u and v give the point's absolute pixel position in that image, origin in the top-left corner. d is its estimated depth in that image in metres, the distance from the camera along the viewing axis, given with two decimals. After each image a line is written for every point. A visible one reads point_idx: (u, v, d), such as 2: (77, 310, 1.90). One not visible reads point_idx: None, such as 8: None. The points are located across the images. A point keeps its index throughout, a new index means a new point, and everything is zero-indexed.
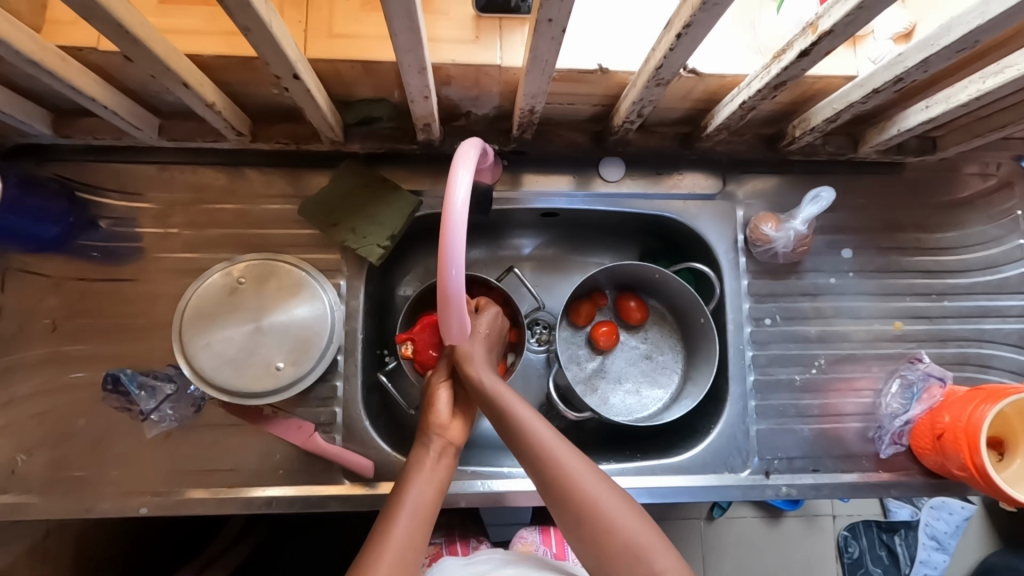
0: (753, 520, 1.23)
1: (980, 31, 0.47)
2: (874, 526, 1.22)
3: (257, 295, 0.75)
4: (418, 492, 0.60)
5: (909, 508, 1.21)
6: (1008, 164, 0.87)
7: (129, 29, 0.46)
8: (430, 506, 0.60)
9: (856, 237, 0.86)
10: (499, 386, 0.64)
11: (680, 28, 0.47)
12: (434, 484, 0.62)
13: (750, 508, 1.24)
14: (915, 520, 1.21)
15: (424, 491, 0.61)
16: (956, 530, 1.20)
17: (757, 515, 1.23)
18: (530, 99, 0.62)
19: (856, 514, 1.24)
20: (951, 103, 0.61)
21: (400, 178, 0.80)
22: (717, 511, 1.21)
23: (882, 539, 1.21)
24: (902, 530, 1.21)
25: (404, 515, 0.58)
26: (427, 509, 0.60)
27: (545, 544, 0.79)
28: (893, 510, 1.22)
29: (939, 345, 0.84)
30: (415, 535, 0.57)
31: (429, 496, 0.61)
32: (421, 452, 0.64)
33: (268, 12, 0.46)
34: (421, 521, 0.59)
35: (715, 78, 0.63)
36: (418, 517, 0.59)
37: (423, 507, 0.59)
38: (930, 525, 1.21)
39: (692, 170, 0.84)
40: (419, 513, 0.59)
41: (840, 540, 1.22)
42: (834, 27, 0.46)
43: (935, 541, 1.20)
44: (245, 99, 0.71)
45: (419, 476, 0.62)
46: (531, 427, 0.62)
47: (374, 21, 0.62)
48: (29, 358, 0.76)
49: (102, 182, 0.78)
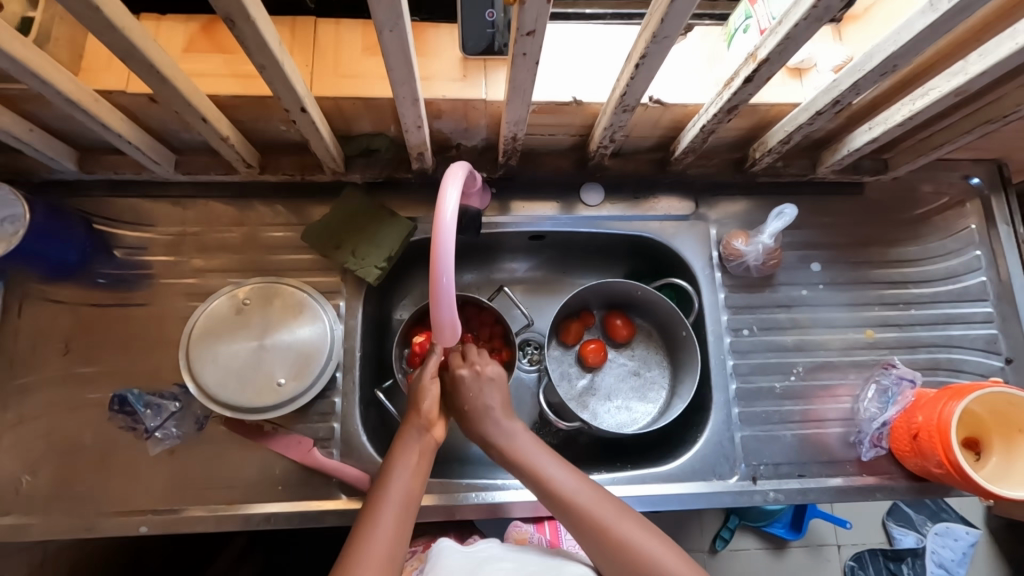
0: (756, 551, 1.22)
1: (896, 56, 0.55)
2: (880, 555, 1.22)
3: (261, 314, 0.80)
4: (403, 484, 0.63)
5: (913, 534, 1.22)
6: (959, 183, 0.94)
7: (160, 69, 0.53)
8: (414, 498, 0.63)
9: (825, 252, 0.92)
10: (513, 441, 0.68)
11: (637, 59, 0.54)
12: (418, 476, 0.65)
13: (753, 539, 1.22)
14: (921, 547, 1.22)
15: (407, 483, 0.63)
16: (964, 558, 1.22)
17: (760, 546, 1.22)
18: (513, 126, 0.69)
19: (862, 543, 1.24)
20: (890, 123, 0.69)
21: (397, 206, 0.87)
22: (719, 542, 1.20)
23: (890, 568, 1.21)
24: (909, 558, 1.21)
25: (388, 507, 0.61)
26: (411, 501, 0.63)
27: (539, 531, 0.79)
28: (897, 538, 1.23)
29: (911, 351, 0.88)
30: (402, 530, 0.60)
31: (414, 489, 0.64)
32: (405, 445, 0.66)
33: (282, 52, 0.53)
34: (405, 510, 0.62)
35: (678, 107, 0.71)
36: (404, 510, 0.62)
37: (409, 500, 0.62)
38: (937, 553, 1.21)
39: (667, 194, 0.91)
40: (405, 505, 0.62)
41: (847, 570, 1.21)
42: (769, 56, 0.54)
43: (944, 568, 1.21)
44: (256, 134, 0.78)
45: (405, 467, 0.64)
46: (531, 453, 0.68)
47: (372, 62, 0.70)
48: (40, 380, 0.79)
49: (118, 214, 0.84)
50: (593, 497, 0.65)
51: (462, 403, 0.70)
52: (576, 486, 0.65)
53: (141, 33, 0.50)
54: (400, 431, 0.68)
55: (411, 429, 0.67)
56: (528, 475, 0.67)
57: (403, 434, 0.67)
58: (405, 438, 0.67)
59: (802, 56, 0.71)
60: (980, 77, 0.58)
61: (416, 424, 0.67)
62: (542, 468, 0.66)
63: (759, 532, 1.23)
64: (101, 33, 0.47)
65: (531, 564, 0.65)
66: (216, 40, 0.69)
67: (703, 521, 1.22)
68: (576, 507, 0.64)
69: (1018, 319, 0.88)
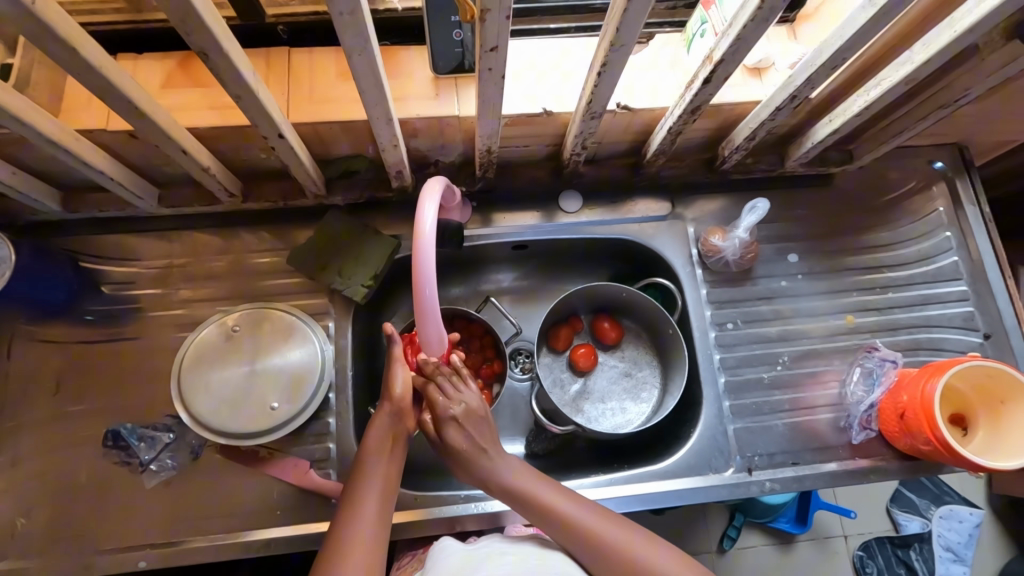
0: (764, 549, 1.21)
1: (844, 49, 0.58)
2: (887, 543, 1.22)
3: (250, 340, 0.81)
4: (381, 469, 0.67)
5: (918, 520, 1.23)
6: (924, 168, 0.97)
7: (138, 104, 0.55)
8: (391, 480, 0.67)
9: (800, 243, 0.94)
10: (513, 476, 0.67)
11: (599, 67, 0.57)
12: (394, 461, 0.68)
13: (760, 536, 1.22)
14: (927, 532, 1.22)
15: (385, 468, 0.67)
16: (970, 539, 1.22)
17: (768, 543, 1.22)
18: (487, 139, 0.72)
19: (868, 532, 1.24)
20: (848, 114, 0.71)
21: (380, 225, 0.88)
22: (727, 542, 1.20)
23: (898, 556, 1.22)
24: (916, 544, 1.22)
25: (370, 494, 0.64)
26: (388, 484, 0.66)
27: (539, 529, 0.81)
28: (903, 524, 1.23)
29: (892, 334, 0.90)
30: (383, 511, 0.64)
31: (391, 472, 0.67)
32: (378, 432, 0.69)
33: (256, 81, 0.55)
34: (384, 491, 0.65)
35: (645, 111, 0.74)
36: (383, 493, 0.65)
37: (387, 483, 0.66)
38: (943, 537, 1.22)
39: (643, 196, 0.93)
40: (383, 488, 0.65)
41: (856, 561, 1.21)
42: (724, 57, 0.57)
43: (952, 552, 1.21)
44: (237, 163, 0.80)
45: (380, 454, 0.68)
46: (531, 483, 0.67)
47: (346, 87, 0.72)
48: (32, 421, 0.79)
49: (104, 251, 0.85)
50: (594, 517, 0.65)
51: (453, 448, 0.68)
52: (578, 511, 0.65)
53: (118, 71, 0.51)
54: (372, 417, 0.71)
55: (386, 414, 0.70)
56: (531, 508, 0.66)
57: (375, 421, 0.70)
58: (377, 425, 0.69)
59: (760, 57, 0.74)
60: (925, 65, 0.61)
61: (394, 410, 0.70)
62: (541, 497, 0.66)
63: (766, 528, 1.22)
64: (79, 73, 0.49)
65: (531, 555, 0.65)
66: (193, 75, 0.70)
67: (709, 521, 1.22)
68: (580, 530, 0.64)
69: (992, 295, 0.91)
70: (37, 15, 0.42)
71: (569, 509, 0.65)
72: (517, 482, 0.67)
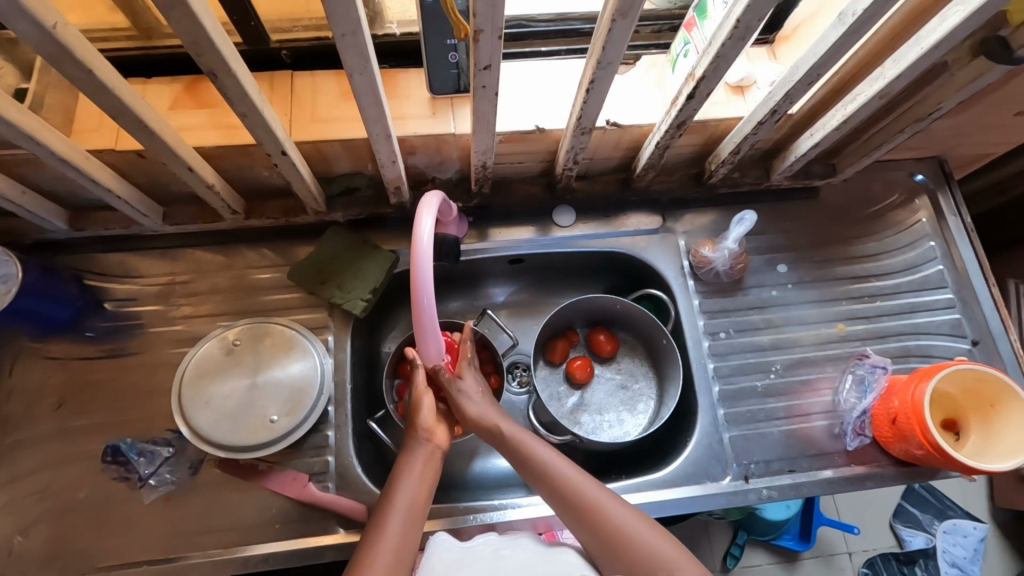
0: (768, 567, 1.20)
1: (818, 66, 0.61)
2: (892, 559, 1.22)
3: (251, 354, 0.82)
4: (409, 492, 0.66)
5: (922, 535, 1.22)
6: (906, 180, 1.00)
7: (149, 123, 0.57)
8: (420, 505, 0.65)
9: (789, 254, 0.96)
10: (519, 431, 0.72)
11: (587, 84, 0.60)
12: (424, 485, 0.67)
13: (764, 554, 1.21)
14: (931, 547, 1.21)
15: (412, 491, 0.66)
16: (975, 554, 1.22)
17: (772, 560, 1.20)
18: (482, 154, 0.75)
19: (873, 548, 1.23)
20: (828, 128, 0.75)
21: (379, 240, 0.90)
22: (730, 560, 1.18)
23: (904, 572, 1.21)
24: (921, 560, 1.21)
25: (394, 516, 0.63)
26: (417, 511, 0.64)
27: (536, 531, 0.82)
28: (907, 540, 1.22)
29: (883, 341, 0.92)
30: (407, 538, 0.62)
31: (420, 497, 0.66)
32: (409, 458, 0.69)
33: (261, 100, 0.58)
34: (411, 517, 0.64)
35: (634, 127, 0.78)
36: (409, 519, 0.63)
37: (414, 508, 0.64)
38: (948, 552, 1.21)
39: (635, 211, 0.95)
40: (410, 514, 0.64)
41: None
42: (705, 73, 0.60)
43: (958, 568, 1.21)
44: (240, 181, 0.82)
45: (410, 478, 0.67)
46: (529, 439, 0.71)
47: (346, 107, 0.75)
48: (32, 437, 0.79)
49: (108, 269, 0.87)
50: (581, 482, 0.67)
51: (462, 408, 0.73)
52: (566, 469, 0.68)
53: (130, 92, 0.54)
54: (403, 445, 0.71)
55: (413, 445, 0.70)
56: (523, 460, 0.70)
57: (404, 450, 0.70)
58: (408, 453, 0.70)
59: (742, 75, 0.78)
60: (897, 80, 0.64)
61: (417, 437, 0.70)
62: (538, 455, 0.70)
63: (770, 546, 1.21)
64: (95, 93, 0.52)
65: (527, 557, 0.64)
66: (200, 97, 0.74)
67: (712, 539, 1.21)
68: (562, 482, 0.67)
69: (978, 302, 0.93)
70: (57, 38, 0.45)
71: (556, 465, 0.68)
72: (521, 439, 0.71)
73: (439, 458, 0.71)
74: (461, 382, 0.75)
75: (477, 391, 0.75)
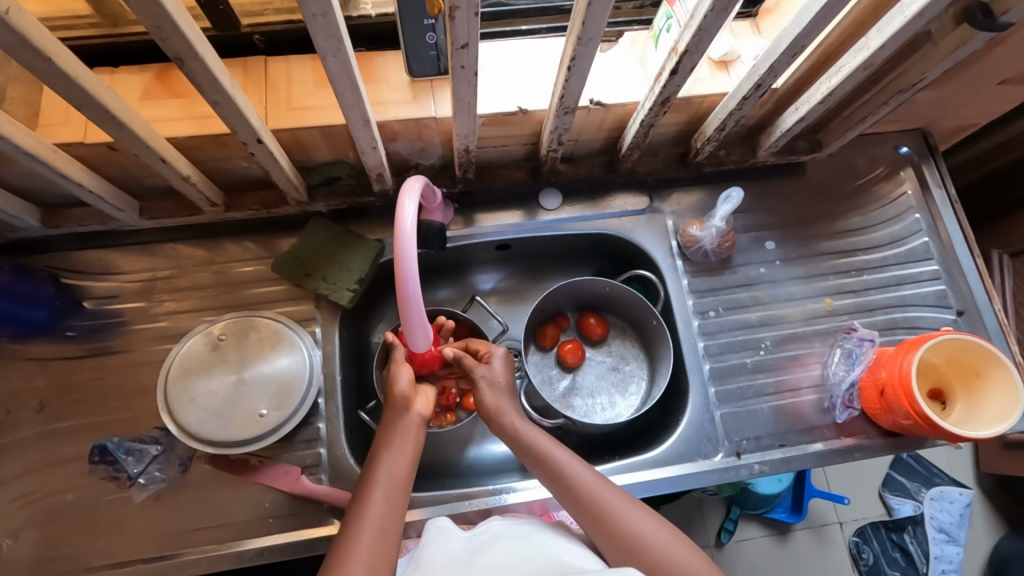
0: (762, 540, 1.22)
1: (802, 37, 0.60)
2: (881, 527, 1.24)
3: (237, 349, 0.81)
4: (393, 465, 0.64)
5: (910, 502, 1.25)
6: (890, 153, 1.00)
7: (116, 114, 0.55)
8: (403, 477, 0.64)
9: (776, 231, 0.96)
10: (524, 426, 0.71)
11: (568, 61, 0.59)
12: (405, 455, 0.65)
13: (757, 527, 1.23)
14: (919, 514, 1.24)
15: (396, 463, 0.64)
16: (961, 520, 1.25)
17: (765, 533, 1.23)
18: (464, 138, 0.73)
19: (863, 517, 1.25)
20: (812, 102, 0.74)
21: (363, 229, 0.89)
22: (724, 534, 1.20)
23: (893, 540, 1.24)
24: (910, 527, 1.24)
25: (380, 489, 0.62)
26: (400, 483, 0.63)
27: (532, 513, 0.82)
28: (896, 508, 1.25)
29: (869, 314, 0.93)
30: (393, 510, 0.61)
31: (404, 467, 0.64)
32: (390, 428, 0.68)
33: (233, 87, 0.56)
34: (396, 489, 0.63)
35: (618, 106, 0.77)
36: (394, 491, 0.62)
37: (398, 480, 0.63)
38: (935, 518, 1.24)
39: (621, 191, 0.95)
40: (394, 487, 0.63)
41: (852, 547, 1.22)
42: (687, 48, 0.59)
43: (945, 533, 1.24)
44: (218, 173, 0.80)
45: (393, 448, 0.65)
46: (535, 433, 0.71)
47: (323, 93, 0.73)
48: (17, 441, 0.78)
49: (85, 267, 0.85)
50: (582, 470, 0.68)
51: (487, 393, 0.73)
52: (566, 460, 0.68)
53: (95, 81, 0.52)
54: (383, 418, 0.70)
55: (392, 416, 0.69)
56: (529, 453, 0.70)
57: (384, 422, 0.69)
58: (389, 424, 0.68)
59: (725, 50, 0.77)
60: (882, 50, 0.63)
61: (395, 408, 0.69)
62: (540, 447, 0.69)
63: (763, 519, 1.23)
64: (56, 83, 0.50)
65: (527, 540, 0.65)
66: (171, 86, 0.71)
67: (706, 515, 1.22)
68: (566, 472, 0.67)
69: (963, 273, 0.94)
70: (11, 25, 0.43)
71: (557, 454, 0.69)
72: (526, 434, 0.70)
73: (421, 429, 0.69)
74: (491, 365, 0.75)
75: (502, 374, 0.75)
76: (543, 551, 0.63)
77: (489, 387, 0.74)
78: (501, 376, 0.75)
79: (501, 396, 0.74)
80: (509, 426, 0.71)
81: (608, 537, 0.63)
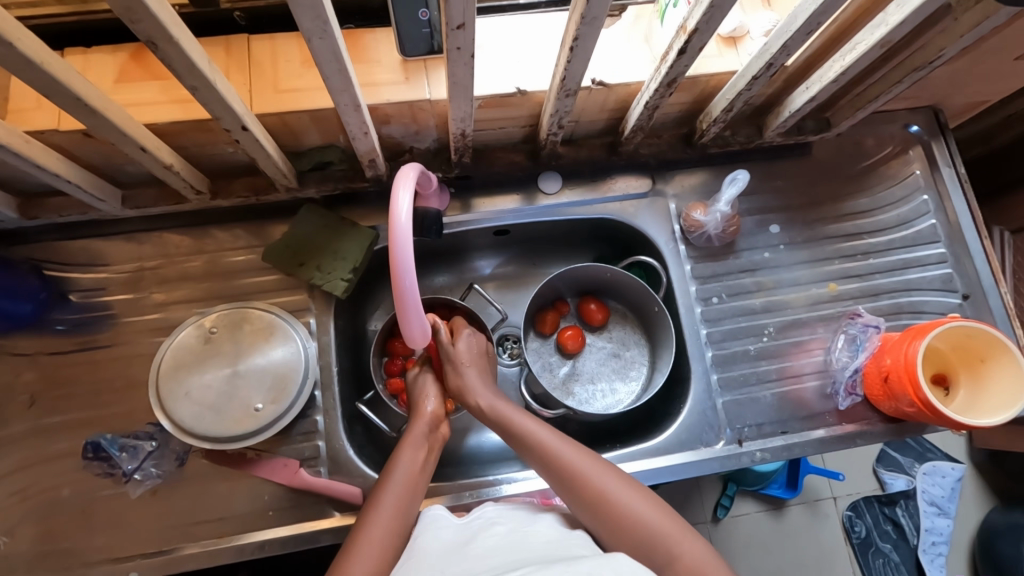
0: (757, 515, 1.24)
1: (818, 14, 0.57)
2: (875, 501, 1.26)
3: (230, 341, 0.79)
4: (404, 470, 0.66)
5: (904, 477, 1.26)
6: (899, 132, 0.97)
7: (87, 101, 0.52)
8: (416, 485, 0.66)
9: (781, 213, 0.94)
10: (503, 407, 0.71)
11: (571, 41, 0.55)
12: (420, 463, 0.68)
13: (753, 504, 1.24)
14: (912, 488, 1.25)
15: (409, 470, 0.67)
16: (953, 493, 1.26)
17: (760, 509, 1.24)
18: (460, 122, 0.70)
19: (856, 493, 1.26)
20: (825, 81, 0.71)
21: (357, 216, 0.86)
22: (721, 510, 1.22)
23: (886, 513, 1.25)
24: (902, 501, 1.25)
25: (390, 495, 0.64)
26: (414, 488, 0.65)
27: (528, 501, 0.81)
28: (889, 483, 1.26)
29: (874, 299, 0.91)
30: (400, 515, 0.62)
31: (416, 475, 0.67)
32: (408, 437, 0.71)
33: (213, 72, 0.53)
34: (408, 493, 0.65)
35: (622, 86, 0.73)
36: (404, 495, 0.64)
37: (410, 485, 0.65)
38: (928, 492, 1.25)
39: (623, 174, 0.92)
40: (405, 491, 0.64)
41: (845, 521, 1.24)
42: (698, 26, 0.56)
43: (936, 506, 1.25)
44: (203, 159, 0.77)
45: (404, 457, 0.68)
46: (511, 412, 0.71)
47: (310, 75, 0.69)
48: (9, 436, 0.76)
49: (68, 258, 0.82)
50: (556, 440, 0.67)
51: (460, 363, 0.76)
52: (541, 432, 0.68)
53: (63, 66, 0.49)
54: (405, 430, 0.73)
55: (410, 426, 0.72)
56: (506, 432, 0.70)
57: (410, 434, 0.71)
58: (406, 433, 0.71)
59: (735, 25, 0.73)
60: (901, 26, 0.60)
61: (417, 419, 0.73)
62: (519, 426, 0.69)
63: (759, 495, 1.24)
64: (21, 70, 0.47)
65: (521, 525, 0.64)
66: (148, 67, 0.67)
67: (703, 492, 1.23)
68: (539, 446, 0.67)
69: (969, 256, 0.92)
70: None
71: (530, 428, 0.68)
72: (503, 413, 0.70)
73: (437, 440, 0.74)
74: (456, 346, 0.77)
75: (467, 351, 0.77)
76: (540, 535, 0.62)
77: (460, 372, 0.75)
78: (467, 354, 0.77)
79: (466, 376, 0.75)
80: (487, 404, 0.72)
81: (589, 512, 0.62)
